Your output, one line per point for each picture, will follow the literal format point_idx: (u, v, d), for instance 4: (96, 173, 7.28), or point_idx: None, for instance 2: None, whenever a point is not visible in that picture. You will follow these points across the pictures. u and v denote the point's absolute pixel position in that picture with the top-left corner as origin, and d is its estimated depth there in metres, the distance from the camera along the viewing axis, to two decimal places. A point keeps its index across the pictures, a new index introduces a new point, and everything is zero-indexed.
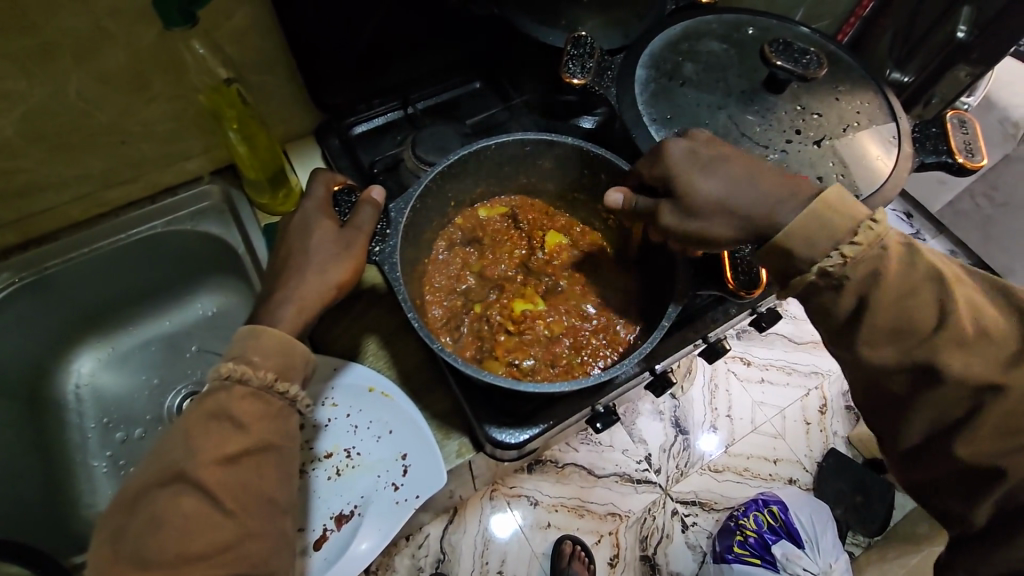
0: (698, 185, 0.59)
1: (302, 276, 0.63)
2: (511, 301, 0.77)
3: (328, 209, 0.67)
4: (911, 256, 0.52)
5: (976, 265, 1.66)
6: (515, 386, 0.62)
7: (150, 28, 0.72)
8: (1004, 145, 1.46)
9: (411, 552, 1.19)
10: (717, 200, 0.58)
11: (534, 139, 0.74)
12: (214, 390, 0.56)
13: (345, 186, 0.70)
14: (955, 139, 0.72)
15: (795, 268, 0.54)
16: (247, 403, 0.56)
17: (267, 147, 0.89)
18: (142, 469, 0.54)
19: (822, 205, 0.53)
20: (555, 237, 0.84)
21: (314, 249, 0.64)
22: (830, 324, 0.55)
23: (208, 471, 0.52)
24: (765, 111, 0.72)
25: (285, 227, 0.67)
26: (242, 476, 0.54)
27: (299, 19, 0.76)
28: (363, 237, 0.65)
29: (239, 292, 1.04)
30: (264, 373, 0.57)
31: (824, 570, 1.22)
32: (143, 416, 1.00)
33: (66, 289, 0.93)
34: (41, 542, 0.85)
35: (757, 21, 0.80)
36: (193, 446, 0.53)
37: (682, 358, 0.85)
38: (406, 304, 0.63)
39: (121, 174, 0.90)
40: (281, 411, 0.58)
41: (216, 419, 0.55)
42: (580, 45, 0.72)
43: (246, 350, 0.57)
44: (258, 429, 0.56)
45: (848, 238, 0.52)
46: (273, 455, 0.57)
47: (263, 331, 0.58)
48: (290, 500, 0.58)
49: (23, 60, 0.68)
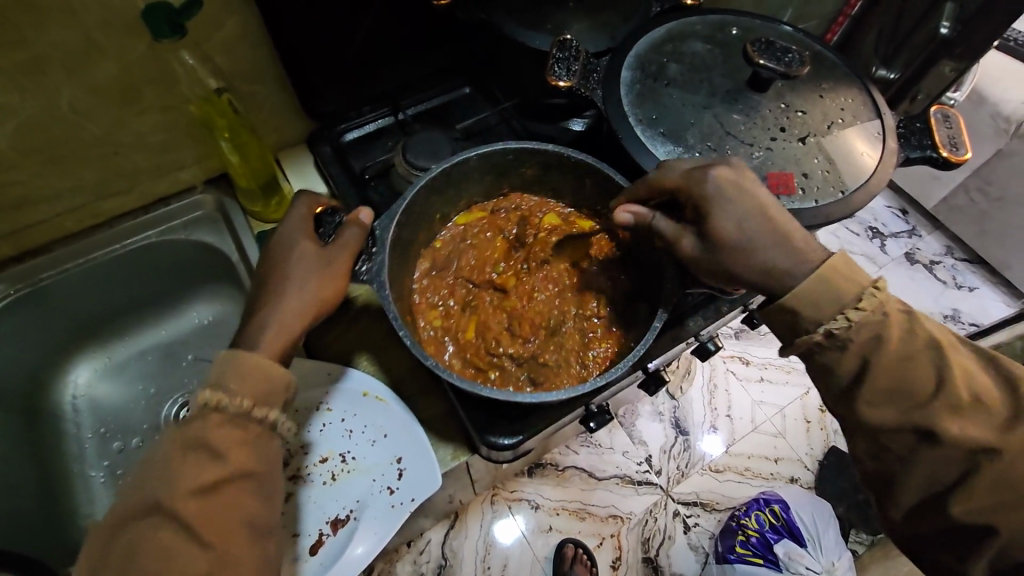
0: (722, 220, 0.60)
1: (288, 287, 0.63)
2: (491, 300, 0.78)
3: (310, 227, 0.68)
4: (910, 325, 0.57)
5: (973, 260, 1.67)
6: (511, 397, 0.63)
7: (139, 41, 0.73)
8: (996, 140, 1.45)
9: (412, 558, 1.19)
10: (733, 247, 0.60)
11: (515, 147, 0.74)
12: (192, 419, 0.56)
13: (328, 208, 0.70)
14: (940, 134, 0.73)
15: (800, 325, 0.59)
16: (225, 432, 0.55)
17: (259, 156, 0.90)
18: (126, 493, 0.54)
19: (831, 272, 0.58)
20: (548, 223, 0.82)
21: (298, 271, 0.64)
22: (836, 381, 0.59)
23: (183, 503, 0.52)
24: (749, 110, 0.73)
25: (269, 249, 0.67)
26: (222, 505, 0.53)
27: (287, 29, 0.77)
28: (346, 254, 0.66)
29: (234, 299, 1.05)
30: (239, 400, 0.56)
31: (827, 568, 1.20)
32: (140, 425, 1.00)
33: (62, 299, 0.94)
34: (39, 551, 0.85)
35: (741, 21, 0.80)
36: (174, 476, 0.52)
37: (674, 356, 0.85)
38: (397, 321, 0.63)
39: (115, 185, 0.90)
40: (260, 437, 0.58)
41: (194, 449, 0.54)
42: (565, 48, 0.72)
43: (223, 376, 0.57)
44: (236, 456, 0.55)
45: (855, 302, 0.57)
46: (251, 484, 0.56)
47: (242, 355, 0.58)
48: (274, 523, 0.58)
49: (14, 74, 0.69)
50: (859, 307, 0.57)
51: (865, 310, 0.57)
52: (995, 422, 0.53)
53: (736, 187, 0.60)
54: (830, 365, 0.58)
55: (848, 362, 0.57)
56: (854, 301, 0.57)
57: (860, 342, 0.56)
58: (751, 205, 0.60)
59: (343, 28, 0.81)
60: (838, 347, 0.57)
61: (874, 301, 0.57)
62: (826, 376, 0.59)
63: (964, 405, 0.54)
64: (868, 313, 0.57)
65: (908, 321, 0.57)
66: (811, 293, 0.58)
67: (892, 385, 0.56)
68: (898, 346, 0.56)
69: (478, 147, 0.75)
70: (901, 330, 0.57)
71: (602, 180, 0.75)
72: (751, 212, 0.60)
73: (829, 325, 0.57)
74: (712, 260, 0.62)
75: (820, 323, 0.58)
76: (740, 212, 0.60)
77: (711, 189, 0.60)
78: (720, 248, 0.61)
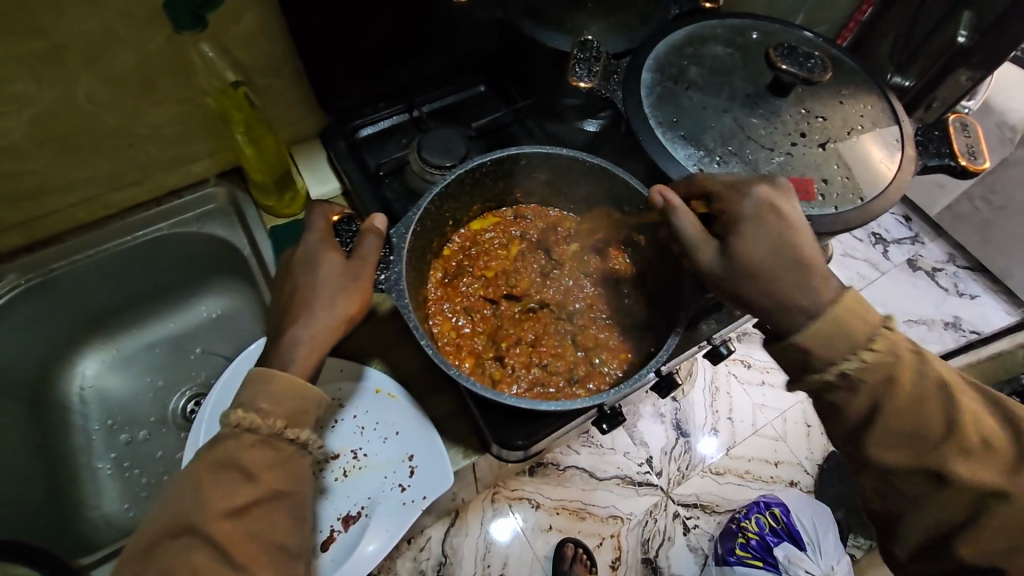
0: (752, 245, 0.60)
1: (311, 312, 0.59)
2: (507, 308, 0.79)
3: (332, 240, 0.64)
4: (921, 365, 0.57)
5: (976, 268, 1.68)
6: (535, 405, 0.63)
7: (160, 31, 0.73)
8: (1002, 149, 1.46)
9: (413, 555, 1.18)
10: (768, 262, 0.60)
11: (528, 152, 0.74)
12: (222, 438, 0.53)
13: (344, 216, 0.67)
14: (958, 143, 0.73)
15: (812, 364, 0.58)
16: (257, 452, 0.53)
17: (275, 150, 0.90)
18: (151, 517, 0.51)
19: (845, 309, 0.57)
20: (588, 238, 0.84)
21: (319, 284, 0.60)
22: (844, 422, 0.59)
23: (215, 524, 0.49)
24: (770, 115, 0.73)
25: (286, 262, 0.63)
26: (252, 526, 0.51)
27: (307, 23, 0.76)
28: (369, 268, 0.62)
29: (243, 293, 1.04)
30: (272, 420, 0.54)
31: (827, 571, 1.22)
32: (147, 417, 1.00)
33: (71, 289, 0.93)
34: (47, 543, 0.85)
35: (760, 25, 0.80)
36: (202, 497, 0.50)
37: (685, 358, 0.85)
38: (419, 332, 0.63)
39: (128, 175, 0.90)
40: (293, 458, 0.55)
41: (225, 468, 0.51)
42: (586, 49, 0.72)
43: (253, 395, 0.54)
44: (268, 477, 0.52)
45: (868, 344, 0.57)
46: (286, 503, 0.53)
47: (274, 374, 0.55)
48: (303, 545, 0.55)
49: (33, 62, 0.68)
50: (873, 348, 0.56)
51: (880, 352, 0.56)
52: (1002, 464, 0.54)
53: (771, 210, 0.61)
54: (840, 407, 0.58)
55: (858, 405, 0.57)
56: (868, 343, 0.56)
57: (871, 382, 0.56)
58: (779, 228, 0.60)
59: (362, 24, 0.80)
60: (848, 389, 0.57)
61: (888, 342, 0.57)
62: (835, 414, 0.59)
63: (973, 448, 0.55)
64: (880, 356, 0.56)
65: (921, 361, 0.57)
66: (828, 330, 0.57)
67: (905, 429, 0.56)
68: (908, 392, 0.56)
69: (490, 152, 0.74)
70: (913, 369, 0.57)
71: (614, 186, 0.75)
72: (776, 236, 0.60)
73: (840, 365, 0.57)
74: (728, 275, 0.62)
75: (831, 366, 0.57)
76: (772, 233, 0.60)
77: (749, 207, 0.61)
78: (740, 265, 0.61)
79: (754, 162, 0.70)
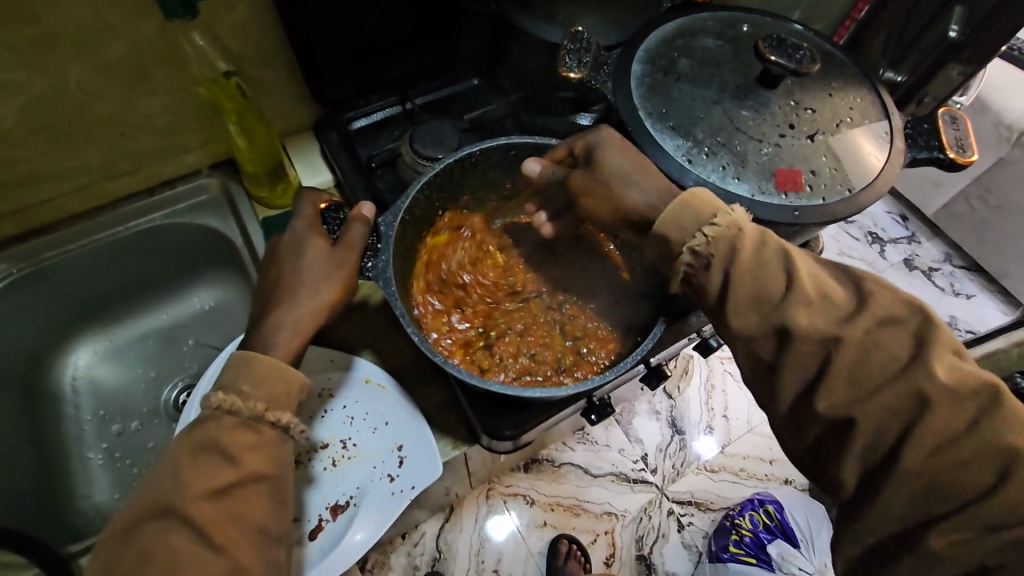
0: (610, 165, 0.65)
1: (296, 297, 0.59)
2: (493, 303, 0.81)
3: (319, 227, 0.64)
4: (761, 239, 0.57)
5: (972, 268, 1.68)
6: (521, 392, 0.63)
7: (151, 20, 0.73)
8: (998, 148, 1.44)
9: (407, 550, 1.19)
10: (621, 177, 0.64)
11: (518, 143, 0.74)
12: (204, 421, 0.53)
13: (333, 203, 0.67)
14: (947, 136, 0.73)
15: (673, 253, 0.60)
16: (238, 435, 0.53)
17: (266, 140, 0.90)
18: (133, 500, 0.51)
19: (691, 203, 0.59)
20: None
21: (305, 269, 0.61)
22: (708, 300, 0.59)
23: (195, 506, 0.49)
24: (759, 106, 0.73)
25: (274, 249, 0.64)
26: (233, 509, 0.51)
27: (298, 13, 0.77)
28: (355, 256, 0.63)
29: (235, 285, 1.04)
30: (254, 403, 0.54)
31: (820, 569, 1.24)
32: (139, 408, 1.00)
33: (63, 280, 0.94)
34: (36, 531, 0.85)
35: (752, 18, 0.80)
36: (183, 480, 0.50)
37: (675, 351, 0.85)
38: (406, 320, 0.63)
39: (121, 166, 0.90)
40: (275, 441, 0.55)
41: (206, 450, 0.52)
42: (576, 40, 0.72)
43: (236, 379, 0.54)
44: (249, 460, 0.53)
45: (710, 220, 0.58)
46: (266, 485, 0.53)
47: (256, 357, 0.55)
48: (285, 529, 0.55)
49: (23, 49, 0.69)
50: (716, 223, 0.58)
51: (723, 226, 0.57)
52: (839, 313, 0.53)
53: (617, 140, 0.67)
54: (703, 287, 0.59)
55: (714, 280, 0.58)
56: (711, 219, 0.58)
57: (720, 255, 0.57)
58: (626, 148, 0.66)
59: (354, 15, 0.81)
60: (704, 265, 0.58)
61: (729, 220, 0.58)
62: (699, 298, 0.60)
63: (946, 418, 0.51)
64: (724, 230, 0.57)
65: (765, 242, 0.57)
66: (678, 216, 0.59)
67: (754, 299, 0.56)
68: (750, 260, 0.56)
69: (480, 142, 0.74)
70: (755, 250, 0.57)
71: None
72: (625, 158, 0.65)
73: (692, 245, 0.58)
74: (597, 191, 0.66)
75: (684, 244, 0.59)
76: (622, 155, 0.65)
77: (598, 136, 0.67)
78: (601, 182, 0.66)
79: (742, 153, 0.71)
